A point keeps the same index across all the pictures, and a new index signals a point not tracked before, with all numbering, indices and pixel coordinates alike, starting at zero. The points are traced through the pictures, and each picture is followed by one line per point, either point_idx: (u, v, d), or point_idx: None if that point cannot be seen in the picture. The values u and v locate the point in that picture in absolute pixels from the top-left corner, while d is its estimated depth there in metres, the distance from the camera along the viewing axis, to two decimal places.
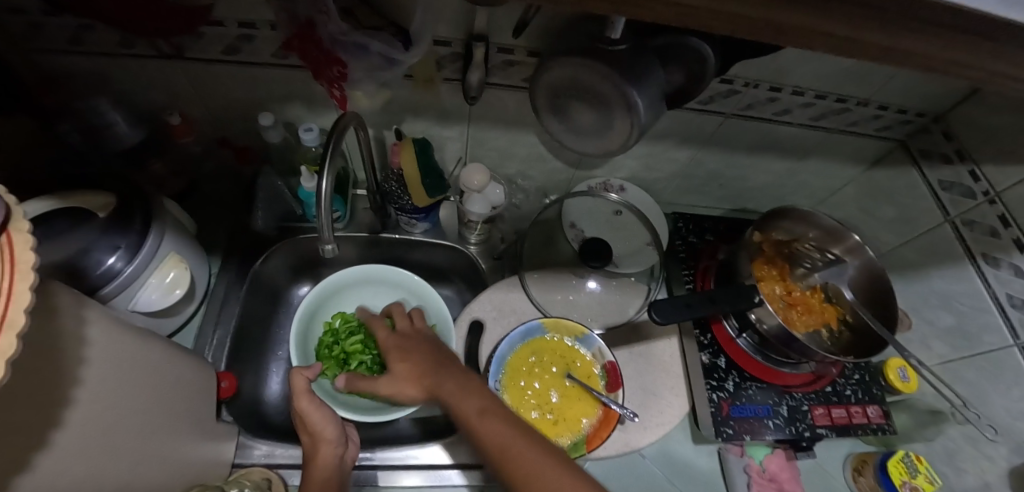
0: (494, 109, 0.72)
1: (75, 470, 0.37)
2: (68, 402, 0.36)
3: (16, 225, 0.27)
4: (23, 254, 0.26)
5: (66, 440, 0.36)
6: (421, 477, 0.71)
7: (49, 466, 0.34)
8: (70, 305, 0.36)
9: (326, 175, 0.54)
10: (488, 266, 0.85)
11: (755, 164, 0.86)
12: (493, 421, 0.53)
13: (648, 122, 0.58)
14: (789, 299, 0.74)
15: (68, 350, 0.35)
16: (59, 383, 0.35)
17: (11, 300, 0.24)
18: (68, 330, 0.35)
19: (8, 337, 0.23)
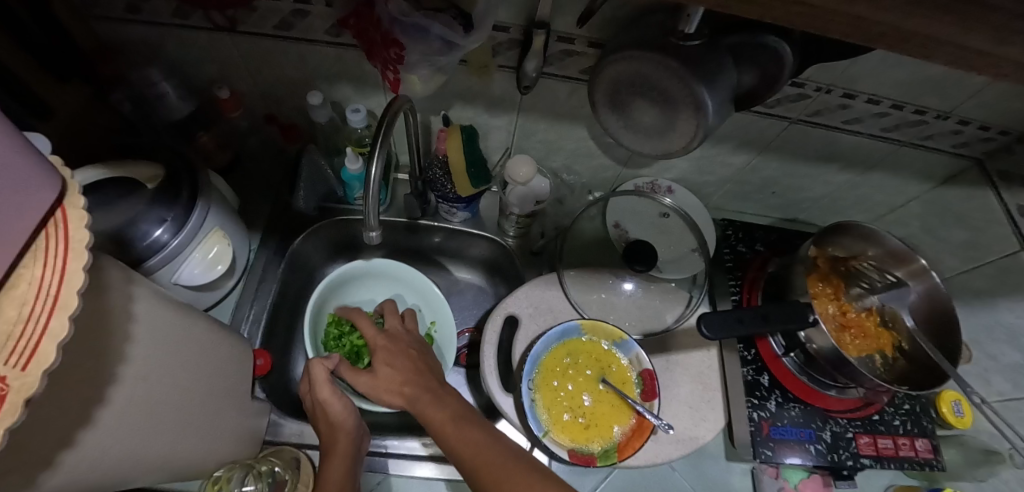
0: (545, 100, 0.69)
1: (118, 445, 0.38)
2: (115, 379, 0.36)
3: (72, 198, 0.27)
4: (77, 232, 0.26)
5: (109, 415, 0.36)
6: (439, 469, 0.68)
7: (93, 440, 0.35)
8: (120, 283, 0.36)
9: (377, 159, 0.52)
10: (524, 260, 0.84)
11: (814, 174, 0.81)
12: (466, 429, 0.54)
13: (715, 124, 0.54)
14: (843, 320, 0.70)
15: (118, 328, 0.36)
16: (107, 362, 0.35)
17: (64, 281, 0.25)
18: (118, 308, 0.36)
19: (61, 318, 0.24)
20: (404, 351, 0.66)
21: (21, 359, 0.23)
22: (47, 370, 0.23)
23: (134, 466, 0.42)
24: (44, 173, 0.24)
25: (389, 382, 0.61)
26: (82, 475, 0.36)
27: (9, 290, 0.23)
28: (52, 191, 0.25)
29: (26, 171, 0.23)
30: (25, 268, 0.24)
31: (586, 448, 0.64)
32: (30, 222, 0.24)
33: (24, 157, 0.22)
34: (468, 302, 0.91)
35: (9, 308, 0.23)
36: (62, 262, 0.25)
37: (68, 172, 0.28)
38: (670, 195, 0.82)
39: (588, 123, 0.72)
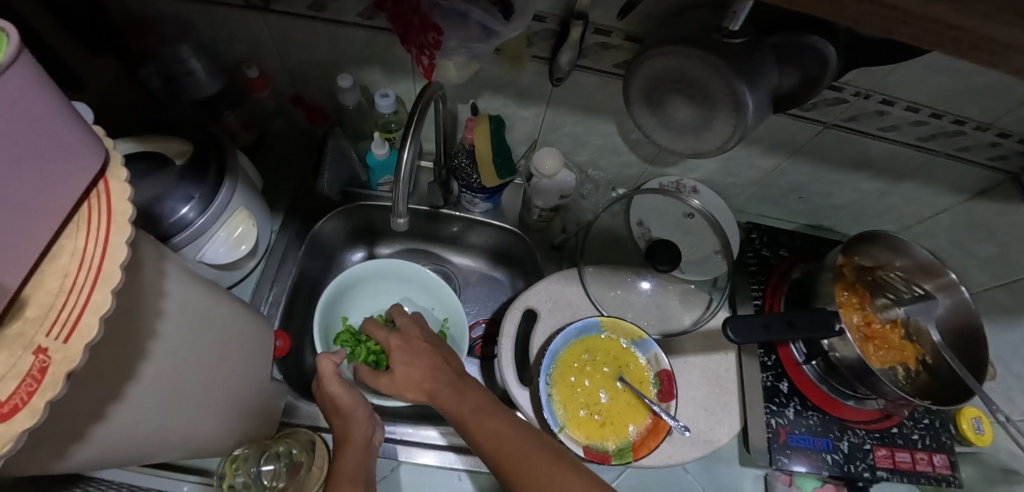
0: (576, 93, 0.68)
1: (146, 421, 0.38)
2: (146, 355, 0.36)
3: (114, 172, 0.27)
4: (120, 204, 0.26)
5: (138, 391, 0.36)
6: (440, 457, 0.68)
7: (123, 416, 0.35)
8: (152, 258, 0.35)
9: (408, 146, 0.51)
10: (544, 254, 0.83)
11: (844, 181, 0.80)
12: (488, 420, 0.54)
13: (753, 125, 0.53)
14: (867, 331, 0.69)
15: (150, 304, 0.35)
16: (140, 337, 0.35)
17: (107, 253, 0.24)
18: (150, 283, 0.35)
19: (104, 292, 0.23)
20: (419, 339, 0.66)
21: (64, 331, 0.22)
22: (88, 344, 0.22)
23: (161, 442, 0.42)
24: (87, 142, 0.24)
25: (408, 371, 0.61)
26: (111, 448, 0.36)
27: (51, 261, 0.23)
28: (94, 161, 0.25)
29: (67, 138, 0.22)
30: (68, 240, 0.24)
31: (600, 445, 0.64)
32: (72, 192, 0.24)
33: (66, 123, 0.22)
34: (485, 293, 0.90)
35: (52, 279, 0.23)
36: (105, 234, 0.24)
37: (111, 145, 0.28)
38: (694, 195, 0.81)
39: (617, 118, 0.71)
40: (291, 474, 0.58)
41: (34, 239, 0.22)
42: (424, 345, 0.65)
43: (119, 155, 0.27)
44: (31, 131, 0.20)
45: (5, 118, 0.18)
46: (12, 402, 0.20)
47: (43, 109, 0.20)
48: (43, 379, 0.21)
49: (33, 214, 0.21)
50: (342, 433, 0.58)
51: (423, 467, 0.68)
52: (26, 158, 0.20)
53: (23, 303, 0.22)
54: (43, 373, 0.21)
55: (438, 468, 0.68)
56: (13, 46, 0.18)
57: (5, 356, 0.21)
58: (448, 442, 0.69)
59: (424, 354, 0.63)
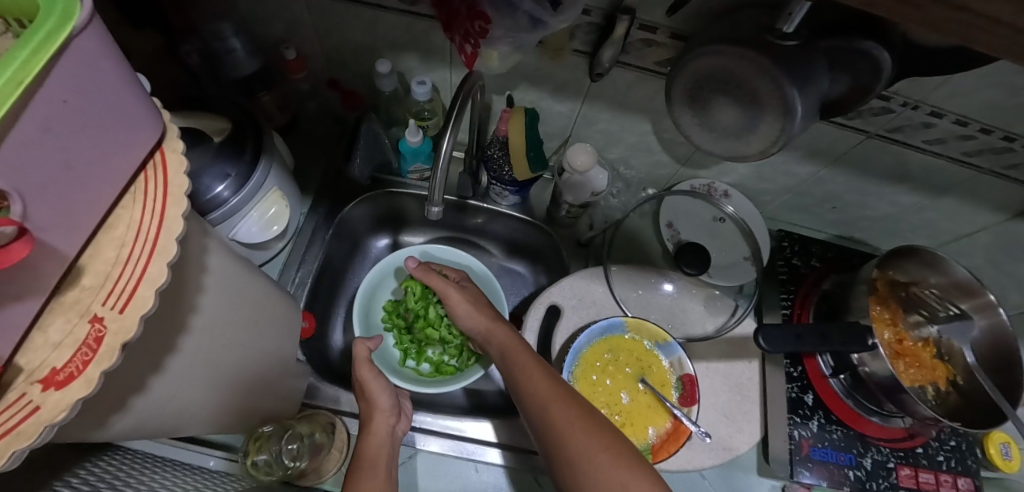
0: (614, 89, 0.67)
1: (182, 396, 0.37)
2: (185, 329, 0.35)
3: (171, 143, 0.26)
4: (177, 177, 0.25)
5: (177, 366, 0.35)
6: (450, 445, 0.68)
7: (161, 390, 0.34)
8: (195, 232, 0.35)
9: (447, 135, 0.51)
10: (570, 251, 0.83)
11: (882, 193, 0.78)
12: (540, 378, 0.58)
13: (799, 130, 0.52)
14: (898, 348, 0.68)
15: (190, 277, 0.34)
16: (181, 311, 0.34)
17: (162, 225, 0.24)
18: (192, 256, 0.34)
19: (159, 264, 0.23)
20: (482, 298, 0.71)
21: (120, 301, 0.22)
22: (143, 316, 0.22)
23: (191, 419, 0.41)
24: (147, 113, 0.24)
25: (473, 320, 0.69)
26: (146, 423, 0.35)
27: (109, 229, 0.23)
28: (152, 132, 0.24)
29: (128, 107, 0.22)
30: (124, 210, 0.24)
31: None
32: (132, 162, 0.23)
33: (127, 91, 0.22)
34: (507, 286, 0.90)
35: (108, 248, 0.23)
36: (161, 206, 0.24)
37: (167, 115, 0.28)
38: (726, 199, 0.79)
39: (653, 117, 0.70)
40: (312, 455, 0.58)
41: (96, 205, 0.22)
42: (485, 305, 0.70)
43: (174, 126, 0.27)
44: (92, 97, 0.20)
45: (69, 82, 0.18)
46: (68, 370, 0.20)
47: (107, 75, 0.20)
48: (98, 348, 0.21)
49: (94, 183, 0.21)
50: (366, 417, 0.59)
51: (432, 455, 0.68)
52: (87, 125, 0.20)
53: (79, 271, 0.22)
54: (98, 343, 0.21)
55: (456, 459, 0.68)
56: (84, 11, 0.18)
57: (62, 322, 0.21)
58: (465, 433, 0.70)
59: (484, 311, 0.69)
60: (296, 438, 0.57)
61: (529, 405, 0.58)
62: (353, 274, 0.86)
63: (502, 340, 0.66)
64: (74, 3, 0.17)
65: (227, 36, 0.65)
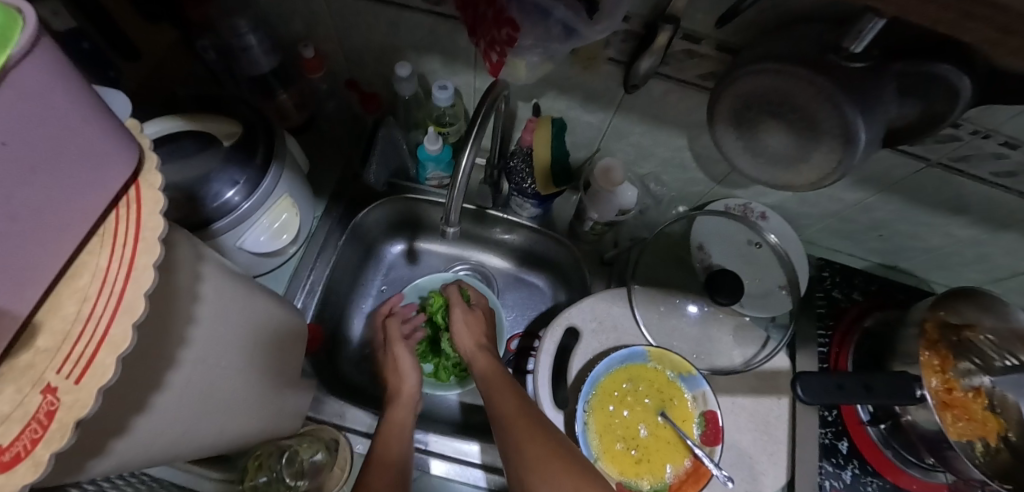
0: (650, 101, 0.62)
1: (172, 429, 0.34)
2: (173, 363, 0.32)
3: (148, 177, 0.23)
4: (151, 219, 0.22)
5: (164, 402, 0.32)
6: (453, 469, 0.66)
7: (146, 429, 0.31)
8: (187, 259, 0.33)
9: (468, 150, 0.47)
10: (592, 267, 0.79)
11: (938, 224, 0.70)
12: (509, 399, 0.60)
13: (859, 161, 0.46)
14: (946, 398, 0.60)
15: (179, 309, 0.32)
16: (168, 345, 0.32)
17: (131, 277, 0.21)
18: (181, 284, 0.32)
19: (123, 325, 0.20)
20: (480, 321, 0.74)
21: (77, 370, 0.19)
22: (102, 388, 0.19)
23: (187, 448, 0.38)
24: (114, 146, 0.21)
25: (464, 342, 0.71)
26: (135, 459, 0.32)
27: (71, 280, 0.20)
28: (124, 166, 0.21)
29: (89, 142, 0.19)
30: (90, 256, 0.21)
31: (634, 483, 0.60)
32: (97, 204, 0.20)
33: (86, 124, 0.19)
34: (524, 299, 0.87)
35: (70, 303, 0.20)
36: (131, 255, 0.21)
37: (148, 142, 0.25)
38: (763, 221, 0.74)
39: (691, 132, 0.65)
40: (313, 475, 0.56)
41: (50, 256, 0.19)
42: (483, 328, 0.73)
43: (154, 156, 0.24)
44: (38, 133, 0.16)
45: (3, 122, 0.15)
46: (13, 450, 0.17)
47: (58, 107, 0.17)
48: (50, 425, 0.18)
49: (45, 232, 0.18)
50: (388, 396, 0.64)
51: (438, 478, 0.66)
52: (33, 169, 0.16)
53: (35, 329, 0.20)
54: (50, 418, 0.18)
55: (459, 483, 0.66)
56: (26, 34, 0.15)
57: (11, 391, 0.19)
58: (469, 457, 0.67)
59: (478, 336, 0.72)
60: (294, 458, 0.55)
61: (499, 423, 0.59)
62: (366, 280, 0.84)
63: (481, 366, 0.67)
64: (13, 23, 0.14)
65: (244, 32, 0.62)
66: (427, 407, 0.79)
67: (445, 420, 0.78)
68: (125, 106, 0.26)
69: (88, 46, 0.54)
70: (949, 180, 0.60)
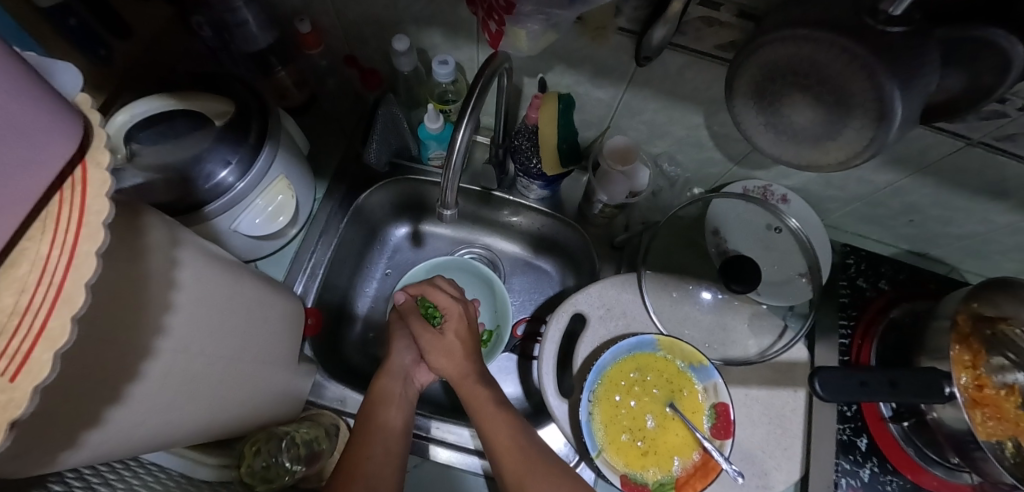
0: (663, 75, 0.58)
1: (153, 419, 0.34)
2: (150, 353, 0.32)
3: (94, 157, 0.22)
4: (96, 201, 0.21)
5: (143, 392, 0.32)
6: (456, 455, 0.65)
7: (123, 420, 0.31)
8: (159, 242, 0.32)
9: (464, 125, 0.43)
10: (601, 251, 0.76)
11: (975, 209, 0.64)
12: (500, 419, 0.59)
13: (894, 138, 0.42)
14: (977, 395, 0.54)
15: (153, 296, 0.31)
16: (142, 335, 0.31)
17: (71, 267, 0.20)
18: (153, 270, 0.31)
19: (62, 317, 0.19)
20: (456, 339, 0.65)
21: (11, 367, 0.18)
22: (38, 387, 0.18)
23: (171, 438, 0.38)
24: (46, 122, 0.18)
25: (446, 367, 0.64)
26: (115, 449, 0.32)
27: (6, 270, 0.19)
28: (64, 144, 0.20)
29: (11, 117, 0.17)
30: (30, 242, 0.19)
31: (640, 476, 0.58)
32: (39, 187, 0.19)
33: (4, 96, 0.16)
34: (530, 284, 0.85)
35: (6, 294, 0.19)
36: (73, 242, 0.20)
37: (98, 118, 0.23)
38: (784, 204, 0.70)
39: (708, 109, 0.61)
40: (309, 460, 0.56)
41: None
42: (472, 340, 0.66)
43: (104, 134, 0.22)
44: None
45: None
46: None
47: None
48: None
49: None
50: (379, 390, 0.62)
51: (440, 466, 0.65)
52: None
53: None
54: None
55: (460, 471, 0.65)
56: None
57: None
58: (472, 445, 0.66)
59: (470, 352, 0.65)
60: (292, 445, 0.55)
61: (495, 453, 0.57)
62: (370, 262, 0.83)
63: (466, 390, 0.62)
64: None
65: (238, 7, 0.59)
66: (430, 392, 0.78)
67: (445, 405, 0.77)
68: (75, 81, 0.23)
69: (77, 23, 0.52)
70: (992, 163, 0.54)
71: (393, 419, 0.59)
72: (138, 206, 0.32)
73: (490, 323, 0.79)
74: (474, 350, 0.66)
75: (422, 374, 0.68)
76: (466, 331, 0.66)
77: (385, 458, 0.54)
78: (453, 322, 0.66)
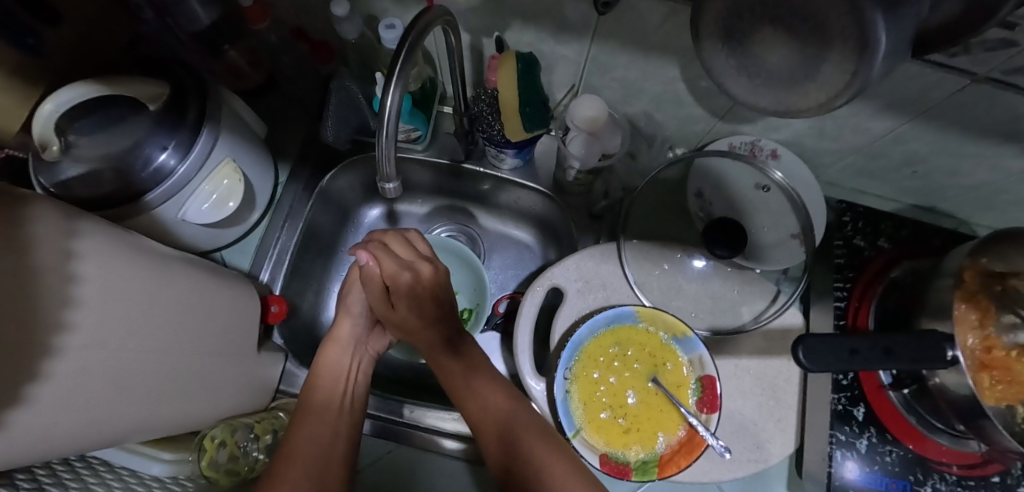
0: (629, 25, 0.52)
1: (70, 420, 0.32)
2: (53, 351, 0.29)
3: None
4: None
5: (51, 394, 0.30)
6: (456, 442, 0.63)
7: (31, 423, 0.29)
8: (47, 234, 0.30)
9: (394, 88, 0.39)
10: (581, 222, 0.73)
11: (984, 156, 0.58)
12: (478, 379, 0.61)
13: (880, 75, 0.36)
14: (984, 358, 0.49)
15: (45, 290, 0.29)
16: (39, 332, 0.29)
17: None
18: (41, 262, 0.29)
19: None
20: (409, 313, 0.62)
21: None
22: None
23: (104, 439, 0.36)
24: None
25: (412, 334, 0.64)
26: (26, 455, 0.30)
27: None
28: None
29: None
30: None
31: (622, 455, 0.55)
32: None
33: None
34: (511, 261, 0.81)
35: None
36: None
37: None
38: (774, 160, 0.65)
39: (682, 60, 0.55)
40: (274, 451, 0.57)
41: None
42: (438, 307, 0.62)
43: None
44: None
45: None
46: None
47: None
48: None
49: None
50: (325, 362, 0.61)
51: (445, 455, 0.63)
52: None
53: None
54: None
55: (443, 457, 0.63)
56: None
57: None
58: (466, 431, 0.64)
59: (434, 322, 0.62)
60: (256, 436, 0.56)
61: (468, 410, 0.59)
62: (345, 246, 0.80)
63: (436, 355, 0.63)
64: None
65: None
66: (415, 375, 0.76)
67: (428, 387, 0.75)
68: None
69: None
70: (1003, 101, 0.48)
71: (336, 396, 0.59)
72: (19, 201, 0.30)
73: (469, 301, 0.77)
74: (443, 315, 0.63)
75: (375, 340, 0.68)
76: (423, 297, 0.61)
77: (330, 439, 0.54)
78: (409, 293, 0.61)
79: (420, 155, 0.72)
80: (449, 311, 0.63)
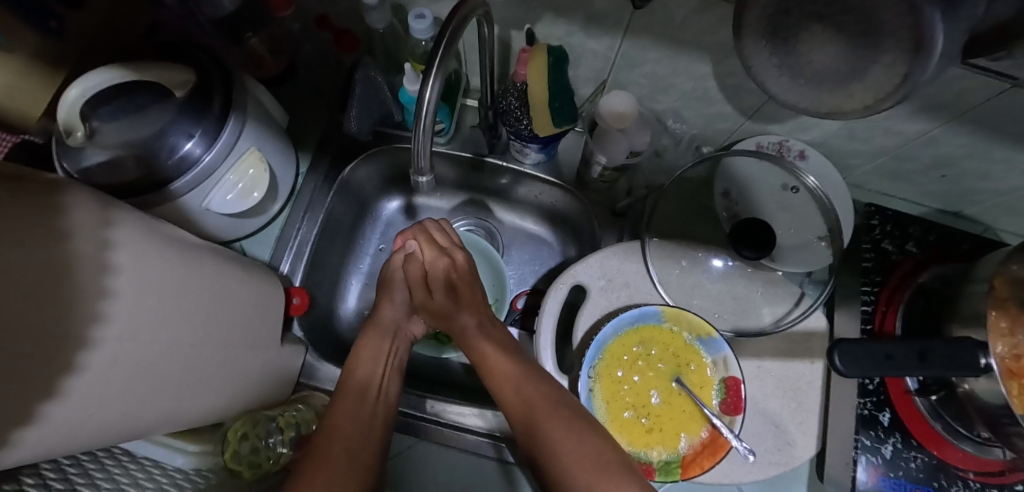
0: (662, 20, 0.51)
1: (103, 412, 0.31)
2: (88, 343, 0.29)
3: None
4: None
5: (86, 386, 0.29)
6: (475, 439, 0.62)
7: (66, 414, 0.28)
8: (82, 223, 0.30)
9: (434, 80, 0.39)
10: (604, 219, 0.72)
11: (1019, 160, 0.57)
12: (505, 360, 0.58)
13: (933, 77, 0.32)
14: (1015, 366, 0.44)
15: (82, 281, 0.28)
16: (74, 324, 0.28)
17: None
18: (77, 253, 0.28)
19: None
20: (444, 298, 0.64)
21: None
22: None
23: (133, 431, 0.36)
24: None
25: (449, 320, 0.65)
26: (60, 446, 0.29)
27: None
28: None
29: None
30: None
31: (644, 454, 0.55)
32: None
33: None
34: (530, 256, 0.81)
35: None
36: None
37: None
38: (801, 161, 0.65)
39: (714, 56, 0.54)
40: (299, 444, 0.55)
41: None
42: (472, 293, 0.64)
43: None
44: None
45: None
46: None
47: None
48: None
49: None
50: (363, 345, 0.61)
51: (462, 450, 0.62)
52: None
53: None
54: None
55: (462, 452, 0.63)
56: None
57: None
58: (484, 428, 0.63)
59: (470, 307, 0.64)
60: (279, 429, 0.54)
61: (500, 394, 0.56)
62: (363, 238, 0.80)
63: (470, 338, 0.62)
64: None
65: None
66: (432, 369, 0.76)
67: (446, 383, 0.75)
68: None
69: None
70: None
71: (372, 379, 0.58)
72: (54, 189, 0.30)
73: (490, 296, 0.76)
74: (476, 299, 0.65)
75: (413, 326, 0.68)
76: (458, 282, 0.65)
77: (367, 421, 0.54)
78: (446, 278, 0.65)
79: (441, 148, 0.72)
80: (483, 299, 0.66)
